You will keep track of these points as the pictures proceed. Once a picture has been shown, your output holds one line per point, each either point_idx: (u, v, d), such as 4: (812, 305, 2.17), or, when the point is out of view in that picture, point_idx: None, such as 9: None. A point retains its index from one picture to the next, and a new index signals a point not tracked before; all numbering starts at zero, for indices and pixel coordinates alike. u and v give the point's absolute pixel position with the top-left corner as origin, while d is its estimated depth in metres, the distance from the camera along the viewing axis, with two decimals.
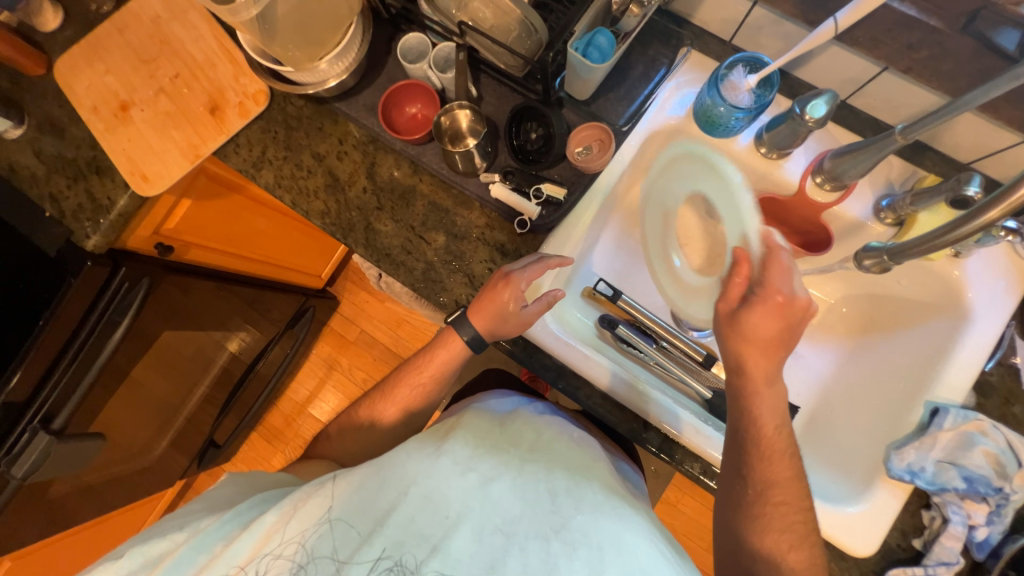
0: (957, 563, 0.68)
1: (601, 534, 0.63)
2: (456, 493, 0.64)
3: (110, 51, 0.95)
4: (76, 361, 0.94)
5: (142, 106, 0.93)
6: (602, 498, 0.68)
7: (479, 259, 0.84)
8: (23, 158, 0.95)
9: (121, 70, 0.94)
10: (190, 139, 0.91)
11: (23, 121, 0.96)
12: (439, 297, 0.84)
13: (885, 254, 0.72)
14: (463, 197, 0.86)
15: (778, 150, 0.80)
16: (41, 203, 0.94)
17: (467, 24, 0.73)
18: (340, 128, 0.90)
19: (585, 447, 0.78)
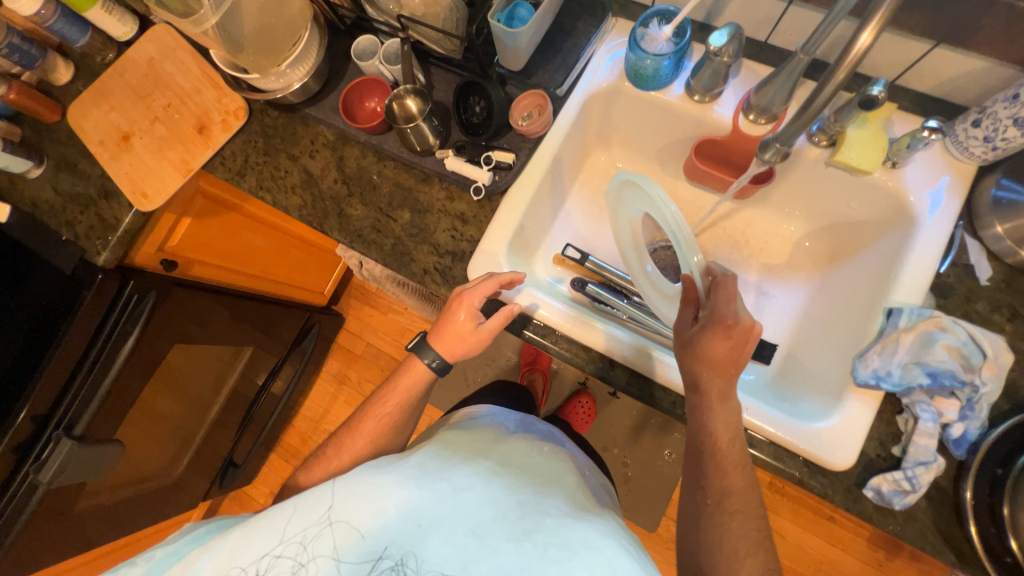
0: (935, 461, 0.67)
1: (570, 534, 0.65)
2: (431, 497, 0.66)
3: (113, 93, 1.08)
4: (94, 367, 1.04)
5: (141, 134, 1.05)
6: (570, 507, 0.71)
7: (442, 228, 0.90)
8: (44, 194, 1.08)
9: (123, 107, 1.07)
10: (181, 157, 1.02)
11: (42, 162, 1.10)
12: (407, 266, 0.90)
13: (778, 142, 0.72)
14: (423, 175, 0.93)
15: (708, 93, 0.85)
16: (59, 230, 1.06)
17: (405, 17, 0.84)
18: (310, 129, 1.00)
19: (552, 465, 0.82)
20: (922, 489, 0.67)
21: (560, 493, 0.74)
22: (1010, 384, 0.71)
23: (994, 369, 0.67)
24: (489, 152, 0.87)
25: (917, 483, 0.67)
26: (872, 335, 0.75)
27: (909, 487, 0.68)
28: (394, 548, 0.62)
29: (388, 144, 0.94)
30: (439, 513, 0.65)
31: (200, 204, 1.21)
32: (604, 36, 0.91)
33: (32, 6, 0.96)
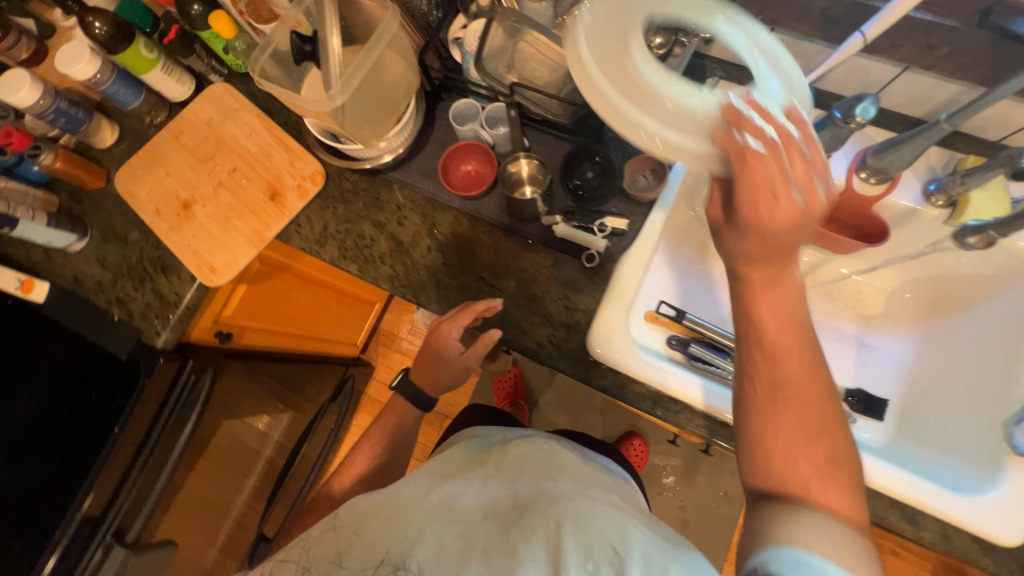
0: None
1: (574, 527, 0.57)
2: (428, 518, 0.60)
3: (168, 157, 1.00)
4: (146, 462, 0.91)
5: (203, 202, 0.96)
6: (592, 510, 0.61)
7: (554, 299, 0.85)
8: (89, 268, 0.98)
9: (181, 172, 0.99)
10: (252, 227, 0.94)
11: (86, 233, 0.99)
12: (518, 341, 0.84)
13: (991, 230, 0.76)
14: (528, 241, 0.88)
15: (819, 153, 0.84)
16: (108, 308, 0.95)
17: (515, 83, 0.80)
18: (398, 193, 0.93)
19: (582, 470, 0.73)
20: None
21: (579, 493, 0.65)
22: None
23: None
24: (605, 219, 0.83)
25: None
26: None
27: None
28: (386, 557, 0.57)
29: (488, 210, 0.89)
30: (423, 527, 0.59)
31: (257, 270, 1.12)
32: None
33: (89, 70, 0.88)
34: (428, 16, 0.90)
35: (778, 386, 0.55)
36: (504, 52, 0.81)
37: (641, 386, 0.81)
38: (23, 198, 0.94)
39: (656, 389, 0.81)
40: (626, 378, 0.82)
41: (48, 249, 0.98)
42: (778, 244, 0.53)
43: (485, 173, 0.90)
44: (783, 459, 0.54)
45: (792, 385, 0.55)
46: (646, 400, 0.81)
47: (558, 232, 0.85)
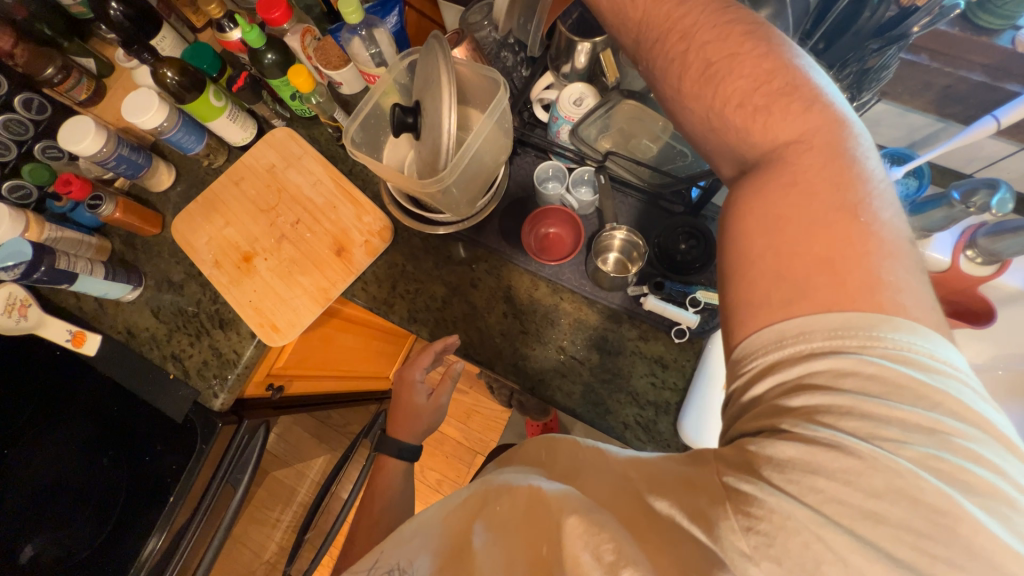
0: None
1: (527, 521, 0.49)
2: (397, 542, 0.57)
3: (226, 205, 0.96)
4: (199, 532, 0.87)
5: (265, 255, 0.92)
6: (545, 488, 0.50)
7: (641, 377, 0.81)
8: (142, 320, 0.93)
9: (241, 221, 0.95)
10: (322, 285, 0.90)
11: (141, 283, 0.95)
12: (607, 423, 0.80)
13: None
14: (615, 310, 0.84)
15: (922, 231, 0.80)
16: (163, 364, 0.91)
17: (609, 151, 0.77)
18: (477, 255, 0.89)
19: (578, 454, 0.56)
20: None
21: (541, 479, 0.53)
22: None
23: None
24: (696, 293, 0.78)
25: None
26: None
27: None
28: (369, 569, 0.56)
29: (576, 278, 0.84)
30: (408, 547, 0.55)
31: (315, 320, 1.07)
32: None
33: (158, 119, 0.84)
34: (512, 72, 0.87)
35: (743, 146, 0.45)
36: (600, 118, 0.77)
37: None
38: (79, 247, 0.90)
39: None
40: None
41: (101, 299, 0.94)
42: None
43: (567, 238, 0.85)
44: (761, 304, 0.39)
45: (768, 139, 0.43)
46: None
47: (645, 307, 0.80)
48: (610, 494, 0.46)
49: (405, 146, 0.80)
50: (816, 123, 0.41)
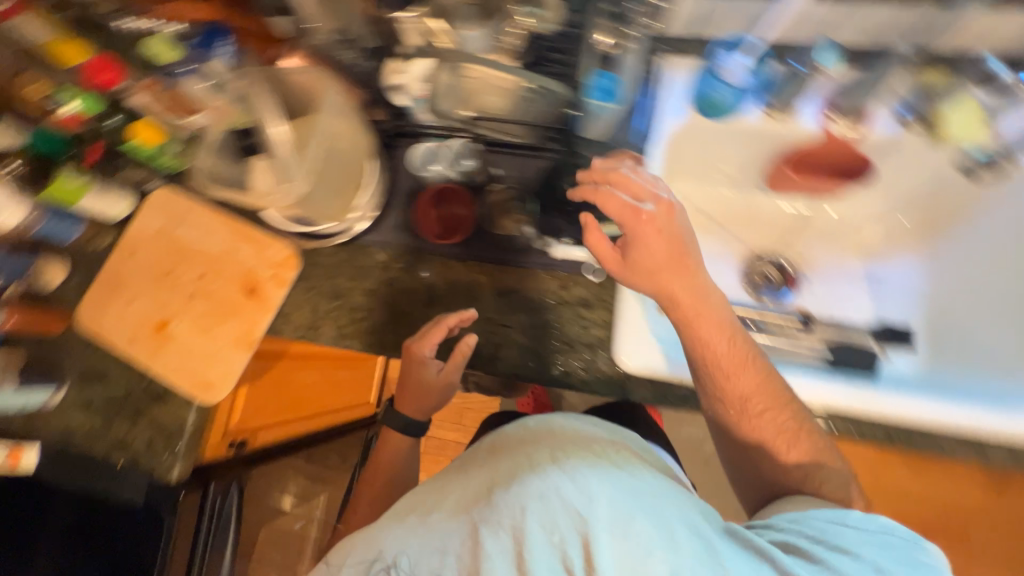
0: None
1: (538, 511, 0.47)
2: (391, 535, 0.53)
3: (126, 278, 0.93)
4: None
5: (179, 318, 0.90)
6: (551, 493, 0.48)
7: (726, 390, 0.70)
8: (75, 417, 0.91)
9: (146, 293, 0.92)
10: (240, 330, 0.89)
11: (60, 382, 0.92)
12: (714, 380, 0.71)
13: None
14: (682, 326, 0.70)
15: (786, 107, 0.83)
16: (110, 454, 0.89)
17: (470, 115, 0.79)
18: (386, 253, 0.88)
19: (571, 439, 0.55)
20: None
21: (542, 471, 0.50)
22: None
23: None
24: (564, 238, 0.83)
25: None
26: None
27: None
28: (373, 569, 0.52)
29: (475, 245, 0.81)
30: (409, 540, 0.52)
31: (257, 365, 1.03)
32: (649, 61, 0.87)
33: (14, 215, 0.84)
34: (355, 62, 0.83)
35: (724, 390, 0.70)
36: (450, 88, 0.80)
37: (756, 423, 0.70)
38: None
39: (744, 425, 0.71)
40: (729, 415, 0.72)
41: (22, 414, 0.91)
42: (675, 237, 0.70)
43: (464, 213, 0.85)
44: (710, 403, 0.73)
45: (752, 431, 0.71)
46: (742, 431, 0.72)
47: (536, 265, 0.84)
48: (619, 502, 0.47)
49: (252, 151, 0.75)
50: (768, 413, 0.70)
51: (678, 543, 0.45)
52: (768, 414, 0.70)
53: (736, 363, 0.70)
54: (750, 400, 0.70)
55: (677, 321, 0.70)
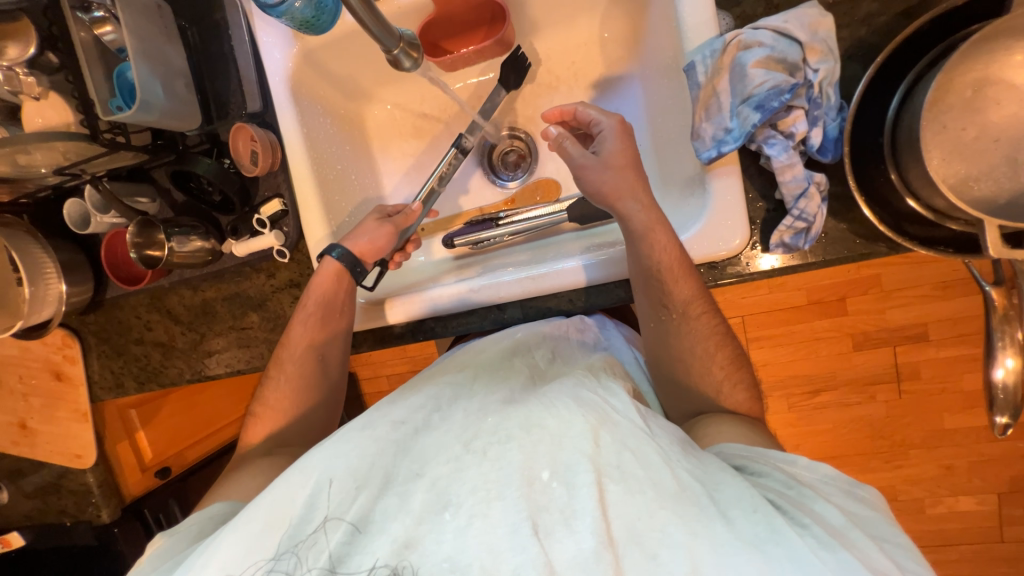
0: (810, 183, 0.51)
1: (525, 441, 0.45)
2: (360, 447, 0.47)
3: (3, 374, 0.89)
4: None
5: (33, 398, 0.89)
6: (548, 419, 0.47)
7: (671, 297, 0.58)
8: (26, 511, 0.96)
9: (11, 366, 0.88)
10: (109, 373, 0.83)
11: (7, 490, 0.97)
12: (659, 292, 0.58)
13: (808, 154, 0.52)
14: (641, 228, 0.56)
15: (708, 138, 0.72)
16: (57, 518, 0.95)
17: (343, 161, 0.73)
18: (211, 288, 0.75)
19: (559, 372, 0.58)
20: (820, 216, 0.52)
21: (553, 402, 0.49)
22: (897, 56, 0.49)
23: (814, 49, 0.49)
24: (457, 241, 0.73)
25: (811, 215, 0.52)
26: (764, 210, 0.56)
27: (810, 222, 0.52)
28: (368, 433, 0.48)
29: None
30: (410, 445, 0.48)
31: (136, 415, 1.02)
32: (520, 101, 0.77)
33: None
34: (52, 67, 0.57)
35: (678, 304, 0.59)
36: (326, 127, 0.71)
37: (727, 390, 0.62)
38: None
39: (695, 349, 0.61)
40: (663, 323, 0.61)
41: None
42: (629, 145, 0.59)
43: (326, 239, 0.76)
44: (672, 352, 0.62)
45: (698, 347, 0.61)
46: (691, 339, 0.61)
47: (412, 258, 0.80)
48: (620, 435, 0.46)
49: (115, 223, 0.70)
50: (694, 295, 0.58)
51: (664, 484, 0.43)
52: (735, 375, 0.62)
53: (683, 266, 0.56)
54: (691, 302, 0.59)
55: (651, 303, 0.60)
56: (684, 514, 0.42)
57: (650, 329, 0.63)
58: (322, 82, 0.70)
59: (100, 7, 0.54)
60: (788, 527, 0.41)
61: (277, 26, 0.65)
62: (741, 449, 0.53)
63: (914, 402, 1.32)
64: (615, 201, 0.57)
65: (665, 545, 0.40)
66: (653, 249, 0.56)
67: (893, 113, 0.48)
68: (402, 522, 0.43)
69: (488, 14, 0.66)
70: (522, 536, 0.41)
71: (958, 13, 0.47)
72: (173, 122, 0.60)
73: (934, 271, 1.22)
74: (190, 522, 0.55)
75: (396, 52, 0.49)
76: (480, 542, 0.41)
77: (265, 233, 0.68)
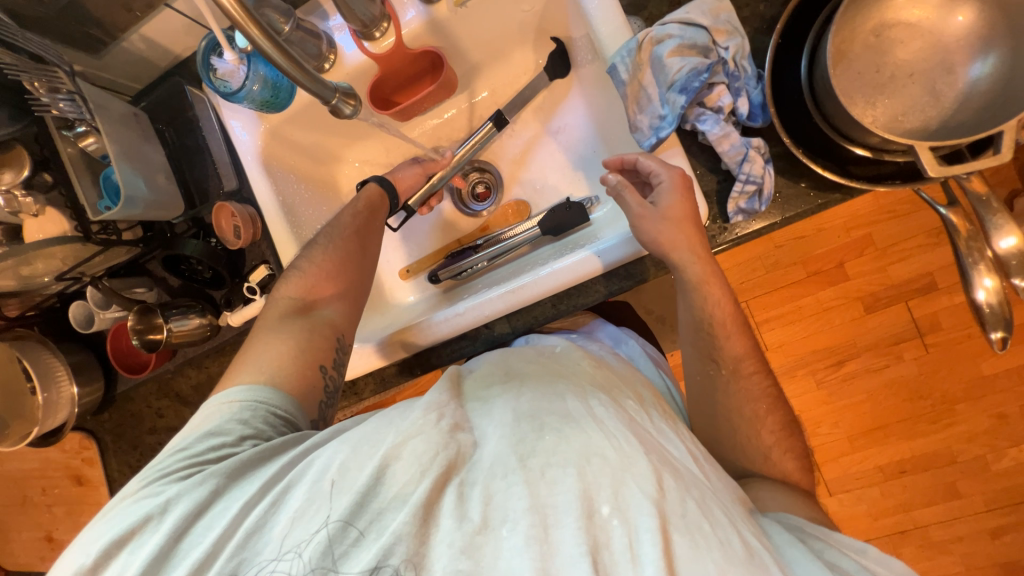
0: (748, 147, 0.54)
1: (590, 468, 0.42)
2: (420, 437, 0.44)
3: (26, 489, 0.91)
4: None
5: (57, 507, 0.89)
6: (612, 451, 0.43)
7: (720, 351, 0.59)
8: None
9: (34, 478, 0.90)
10: (127, 470, 0.83)
11: None
12: (708, 345, 0.59)
13: (739, 122, 0.56)
14: (695, 282, 0.57)
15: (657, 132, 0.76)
16: None
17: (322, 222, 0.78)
18: (214, 363, 0.77)
19: (608, 386, 0.55)
20: (765, 176, 0.54)
21: (617, 433, 0.45)
22: (796, 21, 0.53)
23: (719, 31, 0.54)
24: (441, 275, 0.76)
25: (758, 177, 0.54)
26: (716, 181, 0.58)
27: (760, 183, 0.54)
28: (429, 420, 0.45)
29: None
30: (467, 451, 0.44)
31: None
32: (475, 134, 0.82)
33: None
34: (48, 187, 0.63)
35: (722, 353, 0.59)
36: (301, 191, 0.76)
37: (748, 390, 0.59)
38: None
39: (709, 355, 0.60)
40: (709, 377, 0.61)
41: None
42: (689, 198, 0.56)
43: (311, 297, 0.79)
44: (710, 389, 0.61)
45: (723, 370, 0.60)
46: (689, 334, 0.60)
47: (401, 300, 0.83)
48: (682, 486, 0.43)
49: (117, 318, 0.74)
50: (744, 351, 0.59)
51: (728, 544, 0.40)
52: (755, 363, 0.60)
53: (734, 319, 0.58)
54: (744, 360, 0.59)
55: (701, 347, 0.60)
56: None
57: (694, 378, 0.62)
58: (292, 153, 0.76)
59: (82, 123, 0.60)
60: None
61: (243, 111, 0.71)
62: (800, 522, 0.50)
63: (944, 355, 1.22)
64: (670, 253, 0.55)
65: None
66: (707, 303, 0.58)
67: (806, 71, 0.51)
68: (456, 529, 0.40)
69: (428, 64, 0.72)
70: (581, 564, 0.38)
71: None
72: (157, 212, 0.65)
73: (922, 218, 1.19)
74: (236, 402, 0.52)
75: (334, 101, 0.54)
76: (535, 567, 0.38)
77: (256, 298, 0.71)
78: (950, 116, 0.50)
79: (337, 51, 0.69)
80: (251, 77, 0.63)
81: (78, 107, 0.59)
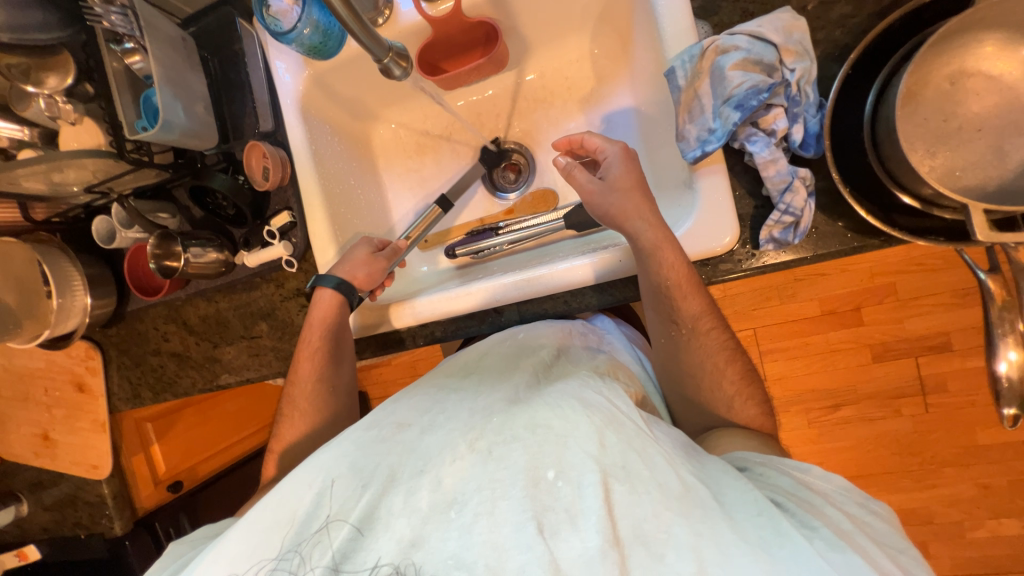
0: (794, 177, 0.52)
1: (531, 441, 0.43)
2: (367, 446, 0.46)
3: (31, 387, 0.94)
4: None
5: (57, 408, 0.93)
6: (553, 419, 0.44)
7: (679, 313, 0.59)
8: (42, 522, 0.99)
9: (41, 377, 0.93)
10: (127, 383, 0.86)
11: (28, 499, 1.00)
12: (668, 307, 0.59)
13: (793, 150, 0.54)
14: (650, 245, 0.57)
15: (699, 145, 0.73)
16: (73, 530, 0.97)
17: (351, 180, 0.77)
18: (224, 298, 0.79)
19: (566, 370, 0.55)
20: (805, 210, 0.53)
21: (556, 401, 0.46)
22: (872, 55, 0.51)
23: (789, 50, 0.51)
24: (458, 251, 0.75)
25: (798, 208, 0.53)
26: (758, 206, 0.57)
27: (798, 216, 0.53)
28: (374, 434, 0.47)
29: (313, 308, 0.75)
30: (415, 443, 0.45)
31: (152, 428, 1.05)
32: (516, 116, 0.81)
33: None
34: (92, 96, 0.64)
35: (679, 314, 0.59)
36: (335, 145, 0.76)
37: (736, 416, 0.60)
38: None
39: (706, 362, 0.60)
40: (673, 338, 0.61)
41: (12, 526, 1.02)
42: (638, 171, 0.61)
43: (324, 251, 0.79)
44: (682, 359, 0.61)
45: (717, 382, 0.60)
46: (687, 344, 0.61)
47: (414, 267, 0.83)
48: (626, 436, 0.44)
49: (138, 238, 0.75)
50: (699, 307, 0.59)
51: (670, 487, 0.41)
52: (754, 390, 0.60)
53: (689, 280, 0.57)
54: (701, 318, 0.59)
55: (654, 312, 0.61)
56: (690, 513, 0.39)
57: (661, 346, 0.63)
58: (332, 104, 0.76)
59: (130, 39, 0.60)
60: (796, 531, 0.39)
61: (290, 53, 0.70)
62: (748, 453, 0.51)
63: (944, 416, 1.20)
64: (622, 222, 0.58)
65: (671, 546, 0.38)
66: (662, 267, 0.56)
67: (871, 107, 0.49)
68: (407, 520, 0.41)
69: (482, 36, 0.70)
70: (527, 536, 0.38)
71: (922, 14, 0.49)
72: (192, 141, 0.65)
73: (950, 276, 1.16)
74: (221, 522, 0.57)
75: (386, 61, 0.53)
76: (485, 542, 0.39)
77: (274, 243, 0.72)
78: (1012, 179, 0.48)
79: (393, 8, 0.68)
80: (303, 19, 0.61)
81: (129, 23, 0.58)
